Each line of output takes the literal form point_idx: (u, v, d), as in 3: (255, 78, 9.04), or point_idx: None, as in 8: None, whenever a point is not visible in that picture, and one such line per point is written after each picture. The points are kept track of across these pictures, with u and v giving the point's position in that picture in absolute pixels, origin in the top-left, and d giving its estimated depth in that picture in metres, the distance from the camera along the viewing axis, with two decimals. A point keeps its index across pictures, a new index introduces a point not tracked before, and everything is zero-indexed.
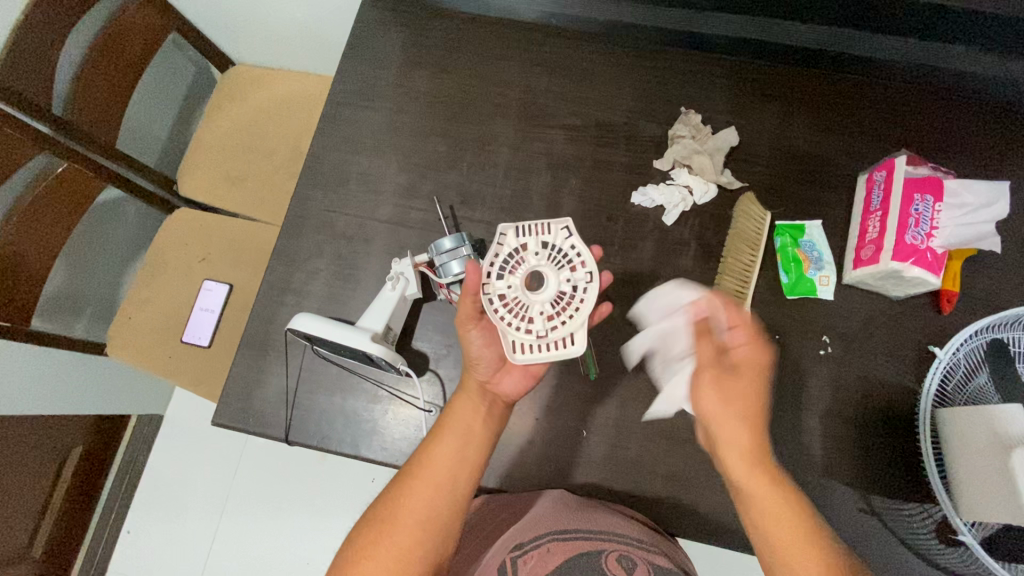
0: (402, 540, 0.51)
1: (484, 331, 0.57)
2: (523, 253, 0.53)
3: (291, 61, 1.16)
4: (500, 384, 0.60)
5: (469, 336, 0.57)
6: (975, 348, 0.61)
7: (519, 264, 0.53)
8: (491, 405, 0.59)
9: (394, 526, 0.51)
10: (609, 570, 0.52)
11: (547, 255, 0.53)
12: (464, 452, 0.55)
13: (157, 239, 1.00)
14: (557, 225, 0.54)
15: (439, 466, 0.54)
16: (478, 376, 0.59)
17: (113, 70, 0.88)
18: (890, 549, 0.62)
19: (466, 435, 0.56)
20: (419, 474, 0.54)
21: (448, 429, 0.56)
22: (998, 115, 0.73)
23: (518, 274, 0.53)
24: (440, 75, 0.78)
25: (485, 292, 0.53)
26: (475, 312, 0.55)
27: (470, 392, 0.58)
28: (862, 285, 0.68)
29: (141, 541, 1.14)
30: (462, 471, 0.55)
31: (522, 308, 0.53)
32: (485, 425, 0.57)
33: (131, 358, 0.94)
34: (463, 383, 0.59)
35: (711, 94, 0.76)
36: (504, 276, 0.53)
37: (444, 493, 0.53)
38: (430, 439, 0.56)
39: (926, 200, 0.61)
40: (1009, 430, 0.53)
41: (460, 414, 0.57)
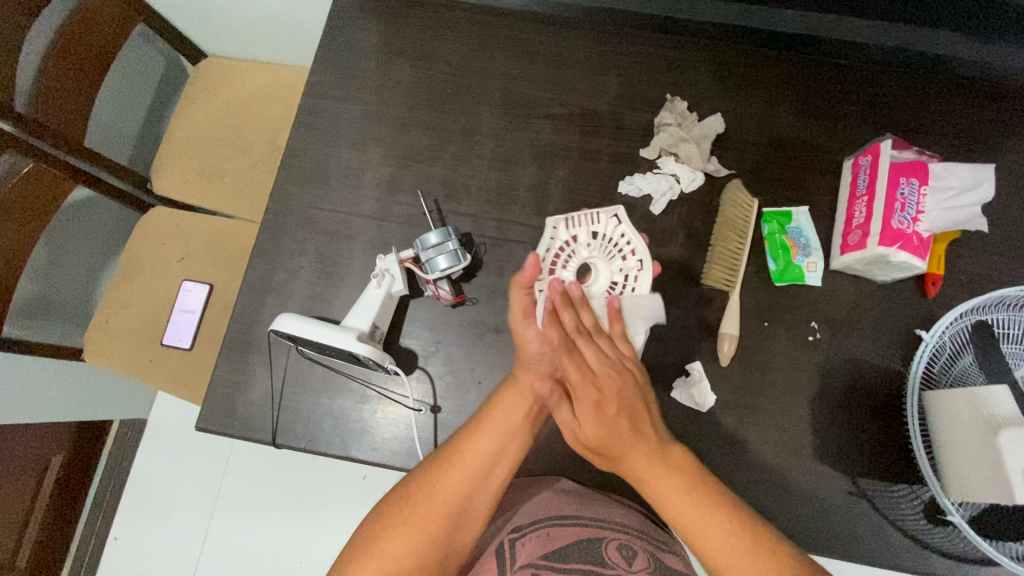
0: (428, 523, 0.51)
1: (544, 328, 0.57)
2: (574, 245, 0.64)
3: (266, 52, 1.13)
4: (562, 380, 0.58)
5: (524, 332, 0.57)
6: (960, 330, 0.62)
7: (570, 256, 0.63)
8: (544, 404, 0.58)
9: (425, 509, 0.51)
10: (607, 556, 0.50)
11: (599, 246, 0.63)
12: (506, 446, 0.55)
13: (133, 239, 0.97)
14: (605, 216, 0.64)
15: (480, 456, 0.54)
16: (536, 371, 0.57)
17: (79, 64, 0.85)
18: (879, 529, 0.62)
19: (509, 429, 0.55)
20: (457, 461, 0.53)
21: (494, 420, 0.55)
22: (980, 97, 0.73)
23: (571, 265, 0.63)
24: (420, 64, 0.76)
25: (540, 285, 0.61)
26: (528, 306, 0.56)
27: (526, 386, 0.57)
28: (850, 270, 0.68)
29: (128, 548, 1.12)
30: (500, 465, 0.54)
31: None
32: (532, 422, 0.56)
33: (109, 362, 0.92)
34: (517, 374, 0.58)
35: (697, 80, 0.75)
36: (562, 268, 0.63)
37: (481, 485, 0.53)
38: (473, 429, 0.55)
39: (911, 184, 0.61)
40: (995, 411, 0.54)
41: (509, 407, 0.56)
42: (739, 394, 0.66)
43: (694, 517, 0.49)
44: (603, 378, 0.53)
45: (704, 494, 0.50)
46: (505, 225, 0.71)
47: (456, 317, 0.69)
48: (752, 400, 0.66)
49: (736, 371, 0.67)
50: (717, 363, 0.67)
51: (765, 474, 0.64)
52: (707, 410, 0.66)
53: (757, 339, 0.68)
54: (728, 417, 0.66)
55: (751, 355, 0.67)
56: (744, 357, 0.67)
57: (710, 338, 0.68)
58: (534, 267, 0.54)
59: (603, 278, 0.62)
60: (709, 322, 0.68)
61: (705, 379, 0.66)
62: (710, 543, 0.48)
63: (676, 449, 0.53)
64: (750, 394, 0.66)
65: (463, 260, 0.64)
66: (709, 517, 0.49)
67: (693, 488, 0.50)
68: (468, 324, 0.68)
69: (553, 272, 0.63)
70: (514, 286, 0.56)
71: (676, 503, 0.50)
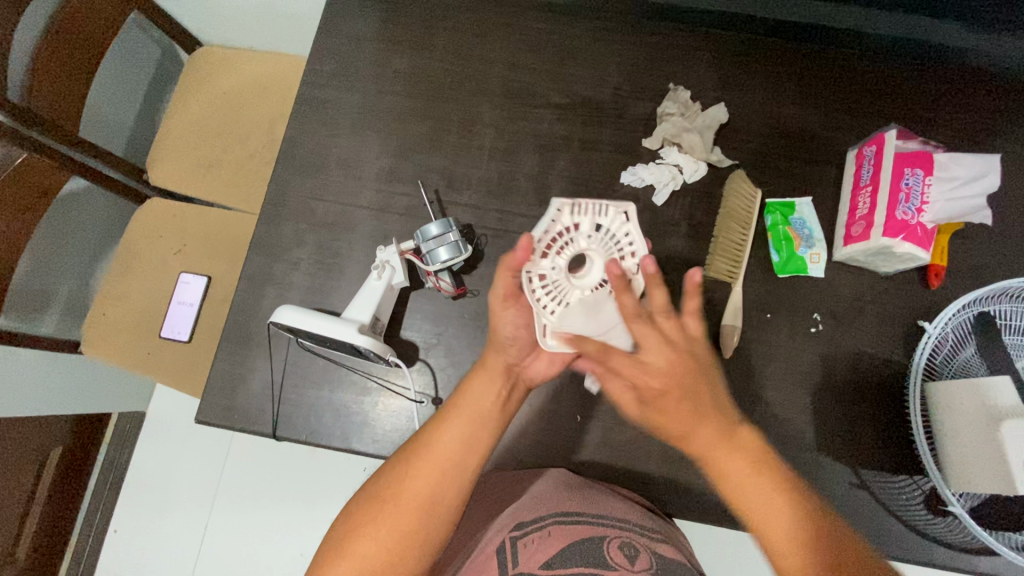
0: (398, 518, 0.50)
1: (522, 310, 0.54)
2: (574, 234, 0.51)
3: (262, 41, 1.11)
4: (529, 366, 0.58)
5: (500, 319, 0.54)
6: (963, 321, 0.62)
7: (567, 244, 0.51)
8: (513, 388, 0.57)
9: (395, 504, 0.51)
10: (608, 557, 0.50)
11: (602, 238, 0.51)
12: (475, 434, 0.54)
13: (129, 230, 0.96)
14: (613, 209, 0.52)
15: (446, 446, 0.53)
16: (503, 356, 0.56)
17: (72, 52, 0.83)
18: (880, 520, 0.63)
19: (479, 416, 0.55)
20: (425, 453, 0.53)
21: (461, 409, 0.55)
22: (983, 87, 0.72)
23: (563, 255, 0.51)
24: (419, 53, 0.75)
25: (527, 269, 0.51)
26: (512, 288, 0.52)
27: (492, 372, 0.56)
28: (853, 262, 0.68)
29: (130, 539, 1.12)
30: (470, 452, 0.54)
31: (562, 293, 0.51)
32: (501, 409, 0.56)
33: (107, 355, 0.91)
34: (485, 360, 0.57)
35: (699, 70, 0.74)
36: (554, 254, 0.51)
37: (452, 475, 0.53)
38: (441, 419, 0.55)
39: (916, 174, 0.60)
40: (997, 403, 0.53)
41: (477, 394, 0.55)
42: (742, 386, 0.66)
43: (750, 493, 0.46)
44: (668, 357, 0.47)
45: (765, 479, 0.46)
46: (507, 216, 0.71)
47: (457, 309, 0.68)
48: (754, 392, 0.66)
49: (738, 363, 0.67)
50: (720, 355, 0.67)
51: None
52: None
53: (759, 331, 0.67)
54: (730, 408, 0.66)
55: (754, 347, 0.67)
56: (747, 349, 0.67)
57: (712, 330, 0.67)
58: (527, 246, 0.49)
59: (597, 275, 0.51)
60: (711, 313, 0.68)
61: None
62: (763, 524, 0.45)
63: (745, 430, 0.48)
64: (752, 385, 0.66)
65: (464, 252, 0.63)
66: (770, 503, 0.45)
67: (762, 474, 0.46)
68: (469, 316, 0.68)
69: (545, 257, 0.51)
70: (500, 269, 0.51)
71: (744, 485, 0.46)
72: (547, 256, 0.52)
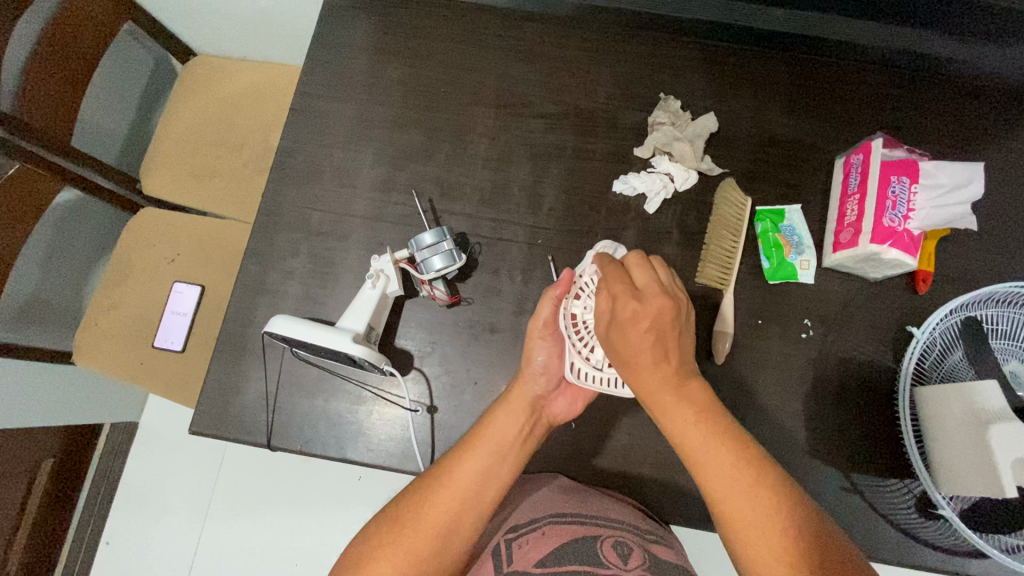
0: (419, 544, 0.51)
1: (553, 343, 0.58)
2: None
3: (256, 50, 1.12)
4: (551, 403, 0.60)
5: (534, 346, 0.58)
6: (950, 326, 0.63)
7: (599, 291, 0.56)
8: (535, 421, 0.58)
9: (413, 531, 0.51)
10: (602, 555, 0.51)
11: None
12: (497, 466, 0.55)
13: (122, 240, 0.96)
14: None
15: (468, 477, 0.54)
16: (530, 388, 0.58)
17: (65, 64, 0.83)
18: (873, 523, 0.63)
19: (501, 449, 0.55)
20: (448, 483, 0.53)
21: (484, 440, 0.55)
22: (967, 95, 0.74)
23: (593, 298, 0.56)
24: (411, 63, 0.76)
25: (566, 305, 0.56)
26: (551, 318, 0.58)
27: (518, 406, 0.57)
28: (842, 268, 0.69)
29: (122, 551, 1.11)
30: (490, 483, 0.55)
31: (591, 337, 0.55)
32: (524, 443, 0.57)
33: (100, 365, 0.91)
34: (511, 392, 0.58)
35: (689, 80, 0.75)
36: (585, 300, 0.56)
37: (472, 508, 0.53)
38: (463, 449, 0.55)
39: (902, 182, 0.61)
40: (985, 406, 0.54)
41: (501, 426, 0.56)
42: (734, 392, 0.67)
43: (715, 467, 0.48)
44: (638, 300, 0.49)
45: (722, 432, 0.49)
46: (500, 225, 0.71)
47: (452, 317, 0.69)
48: (747, 397, 0.67)
49: (731, 368, 0.67)
50: (713, 361, 0.67)
51: None
52: None
53: (751, 337, 0.68)
54: None
55: (746, 353, 0.68)
56: (739, 355, 0.68)
57: (705, 336, 0.68)
58: (568, 279, 0.57)
59: None
60: (704, 320, 0.69)
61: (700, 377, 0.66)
62: (722, 487, 0.47)
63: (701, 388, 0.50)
64: (745, 391, 0.67)
65: (458, 260, 0.64)
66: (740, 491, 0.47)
67: (719, 433, 0.49)
68: (463, 324, 0.68)
69: (577, 298, 0.56)
70: (545, 298, 0.57)
71: (698, 443, 0.49)
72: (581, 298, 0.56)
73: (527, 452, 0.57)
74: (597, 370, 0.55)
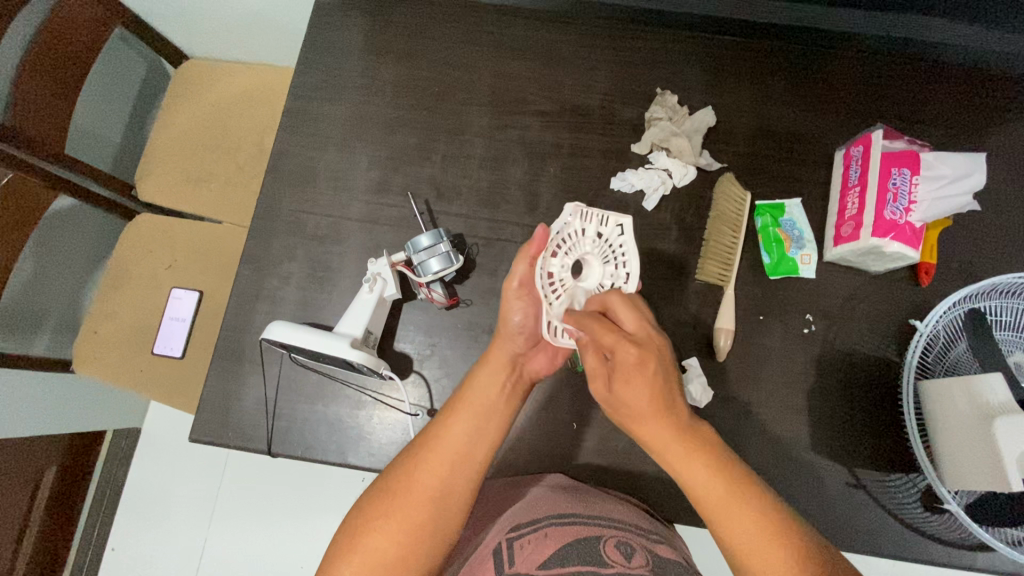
0: (413, 511, 0.50)
1: (530, 303, 0.56)
2: (579, 237, 0.53)
3: (248, 52, 1.11)
4: (530, 361, 0.59)
5: (510, 305, 0.56)
6: (953, 318, 0.62)
7: (572, 247, 0.53)
8: (517, 381, 0.58)
9: (406, 499, 0.51)
10: (606, 555, 0.49)
11: (601, 244, 0.53)
12: (483, 426, 0.55)
13: (119, 247, 0.95)
14: (614, 219, 0.54)
15: (455, 439, 0.54)
16: (507, 348, 0.57)
17: (56, 72, 0.82)
18: (878, 518, 0.63)
19: (485, 408, 0.55)
20: (436, 448, 0.53)
21: (467, 401, 0.55)
22: (966, 84, 0.73)
23: (570, 256, 0.53)
24: (404, 63, 0.75)
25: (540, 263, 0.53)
26: (527, 277, 0.54)
27: (496, 366, 0.57)
28: (843, 261, 0.68)
29: (126, 556, 1.11)
30: (478, 444, 0.54)
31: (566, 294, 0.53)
32: (507, 401, 0.56)
33: (98, 372, 0.90)
34: (490, 352, 0.58)
35: (686, 74, 0.74)
36: (559, 256, 0.53)
37: (463, 468, 0.53)
38: (448, 412, 0.55)
39: (903, 174, 0.61)
40: (989, 398, 0.54)
41: (482, 387, 0.56)
42: (736, 389, 0.66)
43: (728, 516, 0.46)
44: (637, 344, 0.47)
45: (731, 480, 0.47)
46: (498, 225, 0.71)
47: (450, 320, 0.68)
48: (749, 394, 0.66)
49: (732, 365, 0.67)
50: (714, 358, 0.67)
51: (763, 465, 0.64)
52: (704, 404, 0.65)
53: (753, 334, 0.68)
54: (725, 411, 0.66)
55: (747, 349, 0.67)
56: (740, 351, 0.67)
57: (706, 333, 0.67)
58: (542, 236, 0.52)
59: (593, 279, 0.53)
60: (705, 317, 0.68)
61: (702, 374, 0.66)
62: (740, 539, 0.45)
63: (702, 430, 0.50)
64: (747, 388, 0.66)
65: (456, 263, 0.63)
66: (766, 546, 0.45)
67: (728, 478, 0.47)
68: (462, 326, 0.68)
69: (554, 255, 0.54)
70: (517, 257, 0.54)
71: (713, 494, 0.47)
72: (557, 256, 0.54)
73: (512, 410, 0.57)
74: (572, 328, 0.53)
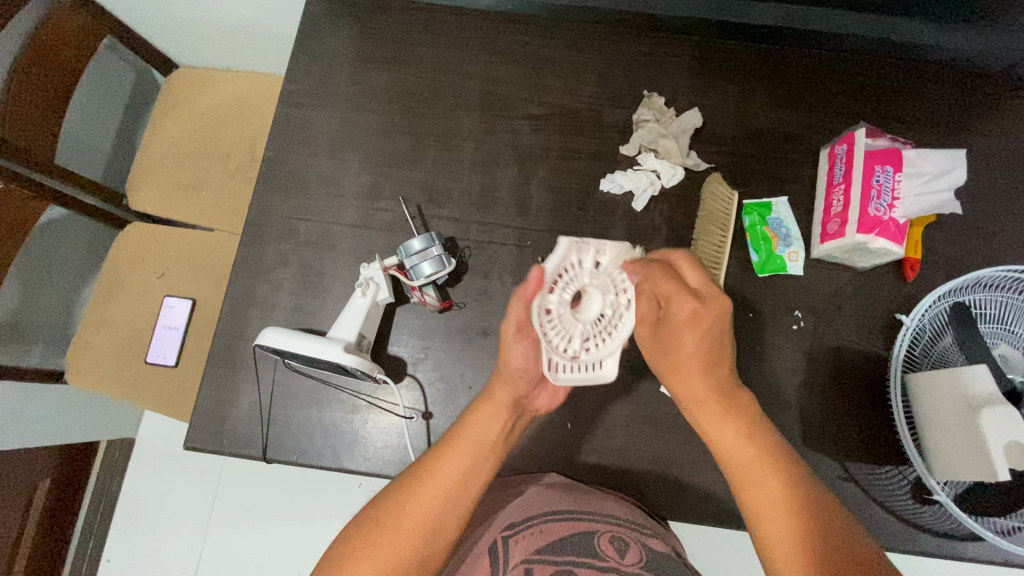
0: (400, 543, 0.50)
1: (531, 344, 0.53)
2: (579, 270, 0.47)
3: (237, 60, 1.11)
4: (533, 399, 0.58)
5: (510, 349, 0.53)
6: (938, 312, 0.63)
7: (570, 282, 0.47)
8: (516, 418, 0.57)
9: (393, 531, 0.51)
10: (600, 549, 0.54)
11: (604, 276, 0.47)
12: (477, 465, 0.54)
13: (110, 256, 0.95)
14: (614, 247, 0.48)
15: (449, 477, 0.53)
16: (509, 389, 0.55)
17: (48, 80, 0.82)
18: (869, 511, 0.64)
19: (481, 447, 0.54)
20: (428, 483, 0.53)
21: (465, 438, 0.54)
22: (947, 82, 0.74)
23: (569, 290, 0.47)
24: (394, 69, 0.76)
25: (536, 303, 0.47)
26: (524, 319, 0.51)
27: (497, 404, 0.55)
28: (829, 258, 0.69)
29: (122, 567, 1.11)
30: (472, 482, 0.54)
31: (563, 330, 0.47)
32: (504, 439, 0.56)
33: (91, 383, 0.90)
34: (491, 390, 0.56)
35: (673, 76, 0.75)
36: (558, 293, 0.47)
37: (453, 505, 0.53)
38: (441, 449, 0.54)
39: (886, 171, 0.62)
40: (975, 390, 0.55)
41: (481, 425, 0.55)
42: None
43: (749, 476, 0.50)
44: (696, 300, 0.48)
45: (758, 446, 0.51)
46: (489, 228, 0.71)
47: (443, 323, 0.69)
48: None
49: None
50: None
51: None
52: None
53: (743, 331, 0.68)
54: None
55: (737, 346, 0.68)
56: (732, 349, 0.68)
57: None
58: (539, 277, 0.49)
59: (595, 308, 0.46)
60: None
61: None
62: (756, 505, 0.49)
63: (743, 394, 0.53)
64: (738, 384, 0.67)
65: (448, 266, 0.64)
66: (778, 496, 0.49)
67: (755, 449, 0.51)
68: (455, 328, 0.68)
69: (551, 290, 0.48)
70: (514, 299, 0.50)
71: (741, 452, 0.51)
72: (555, 291, 0.48)
73: (508, 446, 0.57)
74: (573, 361, 0.46)
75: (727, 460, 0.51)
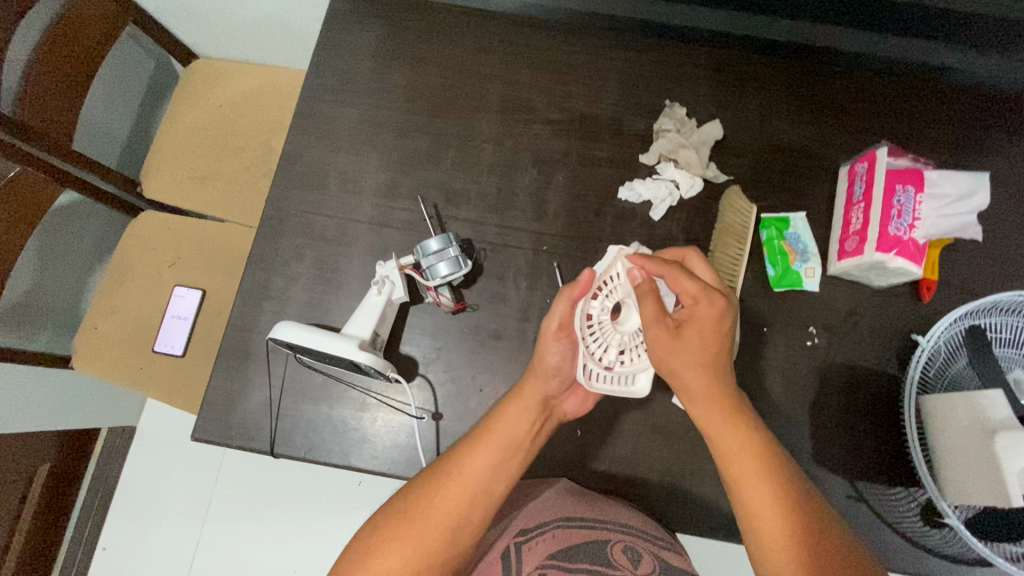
0: (427, 536, 0.50)
1: (569, 346, 0.55)
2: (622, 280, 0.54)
3: (257, 52, 1.11)
4: (562, 402, 0.59)
5: (548, 347, 0.55)
6: (953, 334, 0.63)
7: (612, 291, 0.54)
8: (546, 419, 0.58)
9: (421, 523, 0.51)
10: (612, 559, 0.53)
11: None
12: (507, 461, 0.54)
13: (122, 243, 0.95)
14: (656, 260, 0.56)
15: (479, 472, 0.53)
16: (542, 387, 0.56)
17: (67, 64, 0.82)
18: (878, 531, 0.63)
19: (512, 444, 0.54)
20: (457, 476, 0.52)
21: (494, 433, 0.54)
22: (968, 105, 0.74)
23: (610, 299, 0.54)
24: (417, 69, 0.76)
25: (581, 306, 0.53)
26: (566, 320, 0.54)
27: (528, 402, 0.56)
28: (847, 276, 0.69)
29: (118, 557, 1.10)
30: (499, 479, 0.53)
31: (602, 338, 0.53)
32: (534, 437, 0.56)
33: (97, 369, 0.90)
34: (522, 388, 0.57)
35: (695, 87, 0.75)
36: (601, 301, 0.54)
37: (480, 500, 0.52)
38: (473, 441, 0.54)
39: (907, 191, 0.61)
40: (990, 415, 0.55)
41: (512, 421, 0.55)
42: None
43: (753, 483, 0.49)
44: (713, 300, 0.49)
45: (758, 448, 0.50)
46: (506, 231, 0.71)
47: (456, 324, 0.68)
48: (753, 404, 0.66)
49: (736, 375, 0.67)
50: None
51: None
52: None
53: (757, 345, 0.68)
54: None
55: (751, 360, 0.68)
56: (745, 362, 0.68)
57: None
58: (588, 279, 0.52)
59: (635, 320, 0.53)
60: None
61: None
62: (759, 503, 0.49)
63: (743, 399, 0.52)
64: (751, 398, 0.67)
65: (464, 267, 0.64)
66: (777, 504, 0.48)
67: (759, 453, 0.50)
68: (468, 330, 0.68)
69: (594, 298, 0.54)
70: (558, 298, 0.53)
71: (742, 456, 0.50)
72: (597, 298, 0.54)
73: (538, 443, 0.57)
74: (607, 370, 0.53)
75: (733, 465, 0.50)
